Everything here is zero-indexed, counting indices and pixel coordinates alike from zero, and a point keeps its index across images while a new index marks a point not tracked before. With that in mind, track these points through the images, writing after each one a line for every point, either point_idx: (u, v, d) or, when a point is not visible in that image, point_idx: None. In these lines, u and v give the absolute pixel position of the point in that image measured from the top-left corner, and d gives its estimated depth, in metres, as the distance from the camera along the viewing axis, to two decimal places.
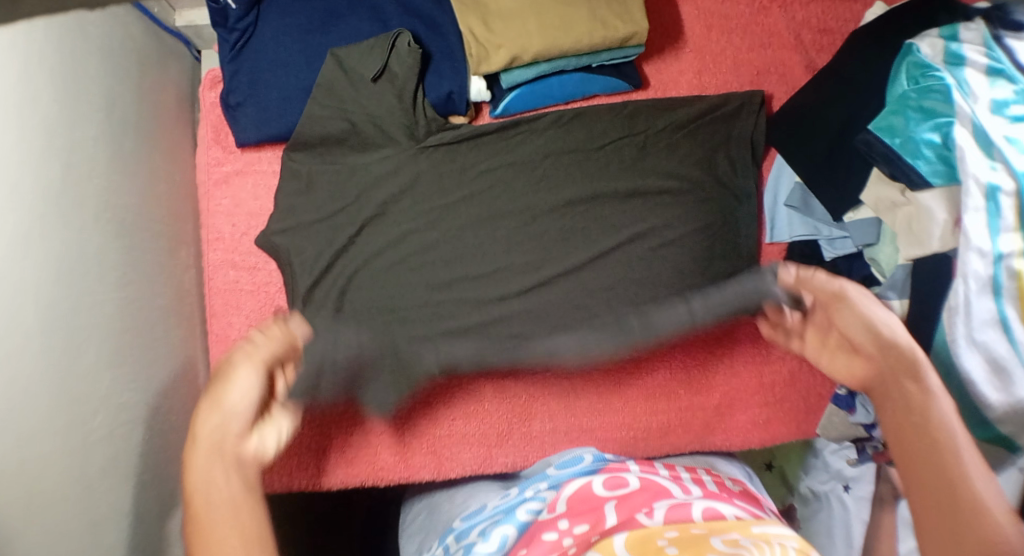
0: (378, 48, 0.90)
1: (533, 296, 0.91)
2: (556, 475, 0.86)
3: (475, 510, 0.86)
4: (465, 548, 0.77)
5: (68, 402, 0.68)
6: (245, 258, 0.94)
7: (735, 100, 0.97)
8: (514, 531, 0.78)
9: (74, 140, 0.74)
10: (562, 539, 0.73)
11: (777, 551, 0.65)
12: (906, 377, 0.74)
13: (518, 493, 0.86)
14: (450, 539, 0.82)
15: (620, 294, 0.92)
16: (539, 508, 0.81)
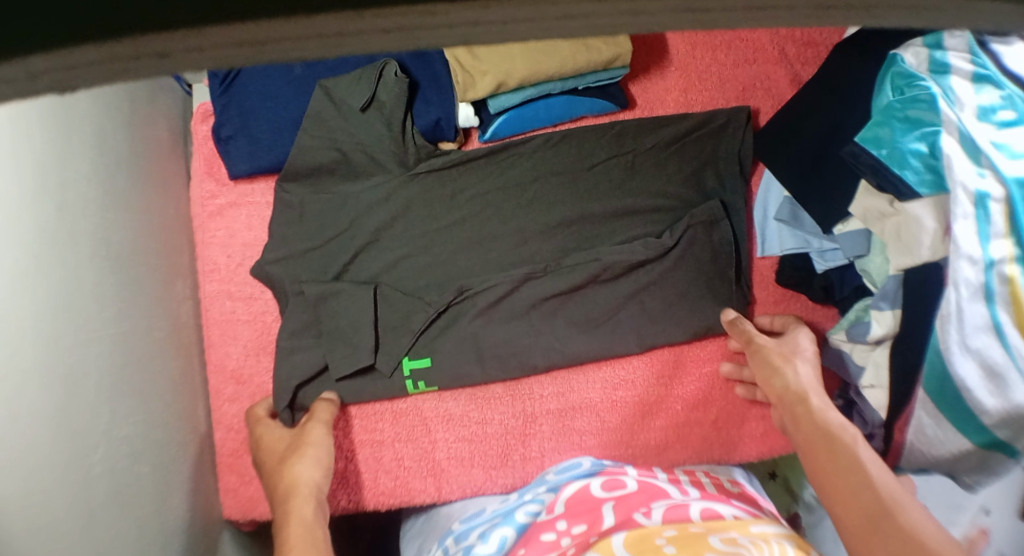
0: (362, 77, 0.91)
1: (527, 317, 0.92)
2: (554, 479, 0.87)
3: (475, 513, 0.87)
4: (463, 551, 0.77)
5: (68, 437, 0.69)
6: (241, 288, 0.95)
7: (722, 116, 0.99)
8: (513, 532, 0.78)
9: (68, 178, 0.75)
10: (560, 539, 0.73)
11: (775, 549, 0.65)
12: (809, 404, 0.83)
13: (518, 499, 0.86)
14: (449, 541, 0.82)
15: (611, 312, 0.93)
16: (538, 510, 0.81)
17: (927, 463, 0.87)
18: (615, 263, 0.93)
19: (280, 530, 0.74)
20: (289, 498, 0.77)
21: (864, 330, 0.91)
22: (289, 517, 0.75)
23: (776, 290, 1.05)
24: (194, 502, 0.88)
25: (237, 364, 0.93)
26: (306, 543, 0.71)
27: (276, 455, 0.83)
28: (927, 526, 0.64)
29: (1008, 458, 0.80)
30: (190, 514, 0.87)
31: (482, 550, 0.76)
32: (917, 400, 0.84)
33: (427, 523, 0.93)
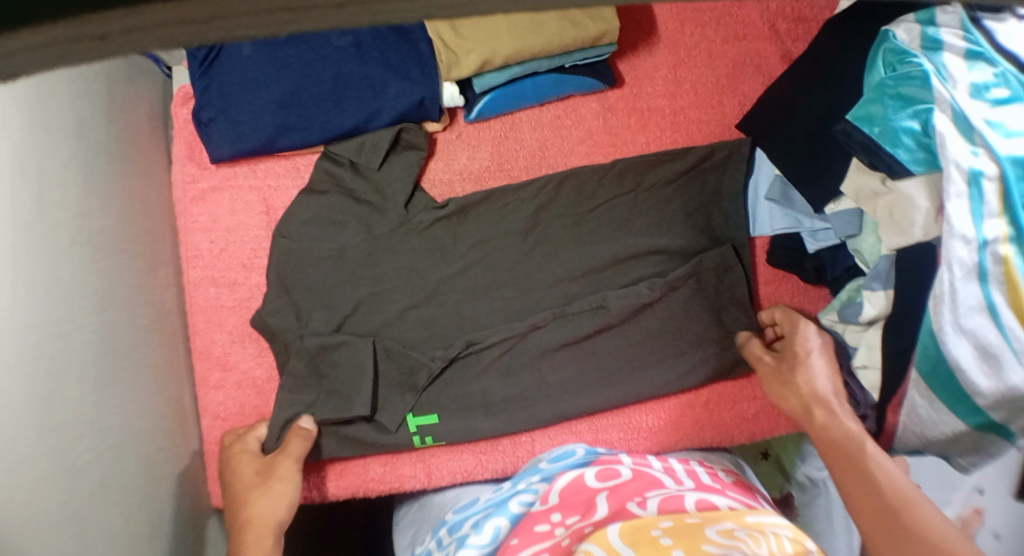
0: (375, 143, 0.91)
1: (529, 339, 0.90)
2: (548, 468, 0.85)
3: (469, 503, 0.86)
4: (457, 541, 0.77)
5: (50, 430, 0.68)
6: (225, 274, 0.93)
7: (724, 149, 0.94)
8: (506, 523, 0.78)
9: (46, 166, 0.74)
10: (555, 530, 0.73)
11: (772, 542, 0.65)
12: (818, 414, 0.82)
13: (511, 487, 0.85)
14: (443, 532, 0.82)
15: (624, 359, 0.91)
16: (531, 500, 0.81)
17: (918, 445, 0.86)
18: (623, 307, 0.91)
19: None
20: (248, 532, 0.80)
21: (856, 311, 0.89)
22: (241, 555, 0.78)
23: (767, 271, 1.03)
24: (182, 491, 0.87)
25: (222, 351, 0.92)
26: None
27: (242, 481, 0.84)
28: (936, 519, 0.68)
29: (1003, 439, 0.80)
30: (178, 504, 0.86)
31: (476, 542, 0.75)
32: (911, 380, 0.83)
33: (420, 512, 0.92)
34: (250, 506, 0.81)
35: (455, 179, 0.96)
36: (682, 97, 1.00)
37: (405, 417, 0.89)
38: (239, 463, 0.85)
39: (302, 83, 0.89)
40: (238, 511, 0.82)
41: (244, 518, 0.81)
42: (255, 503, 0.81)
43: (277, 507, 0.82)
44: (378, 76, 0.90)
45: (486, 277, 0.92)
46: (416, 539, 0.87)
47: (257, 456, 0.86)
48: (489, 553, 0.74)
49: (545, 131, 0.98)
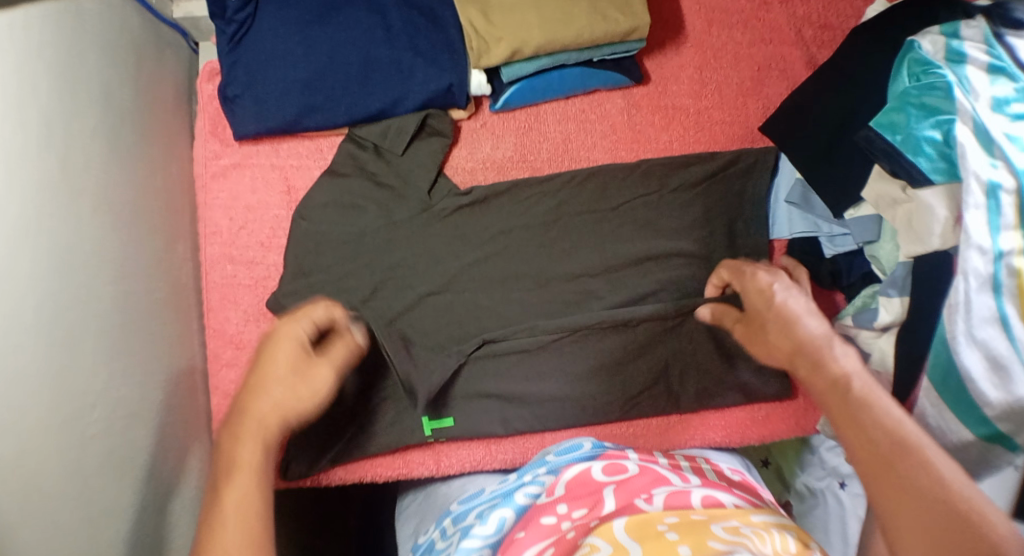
0: (400, 127, 0.91)
1: (553, 343, 0.90)
2: (555, 460, 0.84)
3: (474, 494, 0.85)
4: (461, 531, 0.77)
5: (63, 396, 0.68)
6: (243, 252, 0.93)
7: (749, 156, 0.95)
8: (512, 514, 0.77)
9: (74, 130, 0.74)
10: (561, 523, 0.72)
11: (776, 540, 0.66)
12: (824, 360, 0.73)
13: (517, 479, 0.84)
14: (447, 522, 0.82)
15: (638, 365, 0.91)
16: (537, 492, 0.80)
17: None
18: (642, 331, 0.91)
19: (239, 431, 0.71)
20: (249, 421, 0.72)
21: (871, 316, 0.89)
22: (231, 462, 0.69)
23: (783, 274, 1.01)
24: (189, 468, 0.86)
25: (237, 330, 0.91)
26: (246, 504, 0.66)
27: (272, 366, 0.75)
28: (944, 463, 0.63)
29: (1009, 452, 0.80)
30: (186, 480, 0.85)
31: (480, 532, 0.75)
32: (921, 388, 0.83)
33: (424, 501, 0.92)
34: (263, 397, 0.73)
35: (477, 167, 0.96)
36: (706, 97, 0.99)
37: (422, 421, 0.89)
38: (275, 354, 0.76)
39: (331, 63, 0.89)
40: (244, 396, 0.74)
41: (253, 405, 0.72)
42: (267, 395, 0.73)
43: (292, 405, 0.74)
44: (407, 60, 0.90)
45: (504, 267, 0.92)
46: (420, 529, 0.87)
47: (304, 343, 0.77)
48: (492, 544, 0.74)
49: (568, 124, 0.97)
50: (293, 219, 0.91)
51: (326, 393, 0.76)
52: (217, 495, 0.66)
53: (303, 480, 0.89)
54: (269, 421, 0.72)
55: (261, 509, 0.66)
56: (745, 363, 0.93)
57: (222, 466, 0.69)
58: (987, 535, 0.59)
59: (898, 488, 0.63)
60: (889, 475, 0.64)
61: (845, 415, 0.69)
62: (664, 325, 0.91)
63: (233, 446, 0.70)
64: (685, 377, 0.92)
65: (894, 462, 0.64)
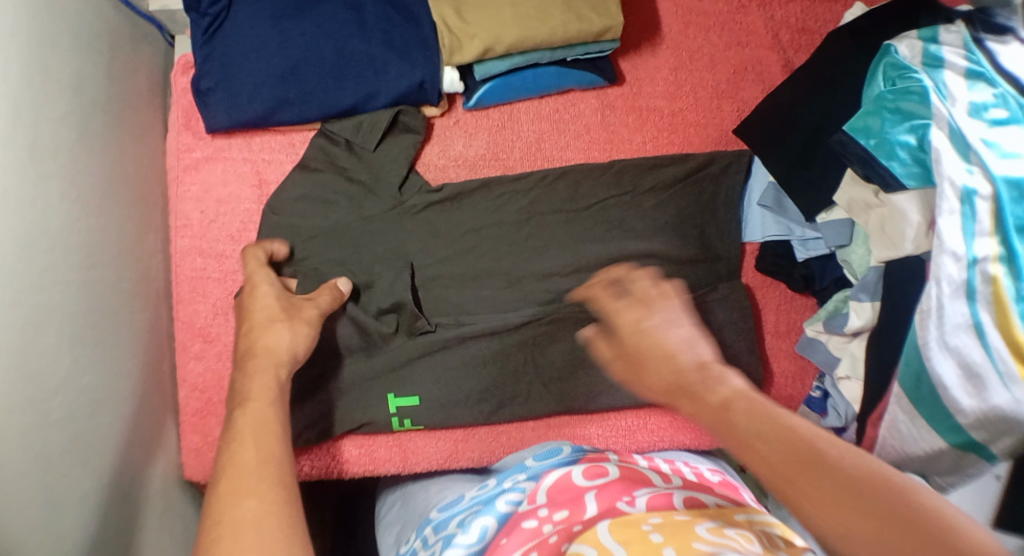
0: (373, 123, 0.90)
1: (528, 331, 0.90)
2: (535, 466, 0.84)
3: (455, 500, 0.85)
4: (444, 540, 0.77)
5: (20, 383, 0.68)
6: (213, 245, 0.91)
7: (722, 159, 0.94)
8: (494, 522, 0.76)
9: (43, 117, 0.74)
10: (542, 526, 0.72)
11: (764, 541, 0.65)
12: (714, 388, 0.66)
13: (496, 485, 0.84)
14: (428, 530, 0.81)
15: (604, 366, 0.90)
16: (518, 499, 0.79)
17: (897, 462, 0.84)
18: None
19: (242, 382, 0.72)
20: (257, 358, 0.75)
21: (841, 322, 0.89)
22: (241, 403, 0.70)
23: (755, 277, 0.99)
24: (153, 459, 0.86)
25: (206, 322, 0.91)
26: (261, 426, 0.67)
27: (255, 314, 0.80)
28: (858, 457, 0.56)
29: (986, 462, 0.77)
30: (149, 473, 0.85)
31: (462, 542, 0.74)
32: (893, 395, 0.82)
33: (403, 508, 0.92)
34: (260, 336, 0.77)
35: (449, 164, 0.94)
36: (681, 99, 0.97)
37: (386, 399, 0.89)
38: (255, 296, 0.81)
39: (304, 57, 0.88)
40: (246, 342, 0.77)
41: (252, 349, 0.76)
42: (263, 336, 0.77)
43: (290, 343, 0.78)
44: (380, 56, 0.89)
45: (476, 265, 0.92)
46: (401, 539, 0.87)
47: (280, 292, 0.83)
48: (475, 553, 0.74)
49: (542, 123, 0.95)
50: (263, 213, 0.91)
51: (314, 329, 0.81)
52: (235, 429, 0.67)
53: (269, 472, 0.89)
54: (269, 353, 0.76)
55: (278, 438, 0.67)
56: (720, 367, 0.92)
57: (235, 399, 0.71)
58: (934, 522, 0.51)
59: (826, 496, 0.54)
60: (812, 487, 0.55)
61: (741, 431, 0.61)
62: None
63: (245, 378, 0.73)
64: None
65: (817, 468, 0.56)
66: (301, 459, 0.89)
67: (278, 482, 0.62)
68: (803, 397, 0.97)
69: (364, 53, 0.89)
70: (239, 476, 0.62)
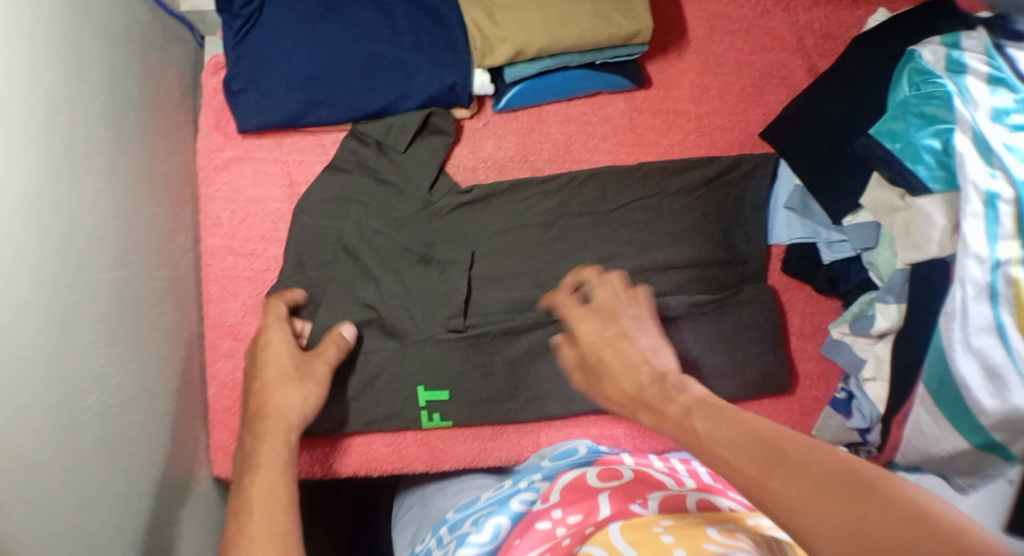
0: (403, 125, 0.91)
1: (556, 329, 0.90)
2: (550, 466, 0.86)
3: (469, 502, 0.87)
4: (457, 539, 0.79)
5: (56, 380, 0.68)
6: (243, 244, 0.92)
7: (750, 161, 0.95)
8: (506, 521, 0.79)
9: (79, 117, 0.75)
10: (555, 528, 0.74)
11: (773, 545, 0.65)
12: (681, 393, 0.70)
13: (512, 485, 0.86)
14: (444, 530, 0.83)
15: None
16: (532, 499, 0.81)
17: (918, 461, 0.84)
18: None
19: (253, 449, 0.76)
20: (268, 421, 0.78)
21: (867, 324, 0.89)
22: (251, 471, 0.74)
23: (779, 280, 0.99)
24: (182, 458, 0.86)
25: (235, 321, 0.91)
26: (270, 493, 0.71)
27: (267, 372, 0.82)
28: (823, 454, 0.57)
29: (1005, 462, 0.76)
30: (179, 471, 0.85)
31: (476, 541, 0.77)
32: (917, 396, 0.82)
33: (421, 510, 0.94)
34: (271, 397, 0.80)
35: (478, 166, 0.95)
36: (707, 102, 0.98)
37: (416, 391, 0.89)
38: (269, 354, 0.83)
39: (333, 59, 0.89)
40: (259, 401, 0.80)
41: (261, 412, 0.79)
42: (277, 395, 0.80)
43: (303, 406, 0.80)
44: (410, 59, 0.90)
45: (505, 266, 0.92)
46: (417, 537, 0.89)
47: (291, 343, 0.84)
48: (488, 552, 0.76)
49: (571, 126, 0.96)
50: (295, 213, 0.92)
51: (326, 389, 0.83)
52: (244, 494, 0.71)
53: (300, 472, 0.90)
54: (280, 416, 0.79)
55: (287, 493, 0.72)
56: (745, 365, 0.92)
57: (245, 462, 0.75)
58: (898, 502, 0.51)
59: (790, 489, 0.55)
60: (778, 483, 0.56)
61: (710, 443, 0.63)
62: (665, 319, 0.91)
63: (255, 443, 0.77)
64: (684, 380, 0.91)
65: (781, 464, 0.57)
66: (328, 460, 0.90)
67: (283, 544, 0.67)
68: (827, 399, 0.97)
69: (393, 55, 0.90)
70: (249, 541, 0.67)
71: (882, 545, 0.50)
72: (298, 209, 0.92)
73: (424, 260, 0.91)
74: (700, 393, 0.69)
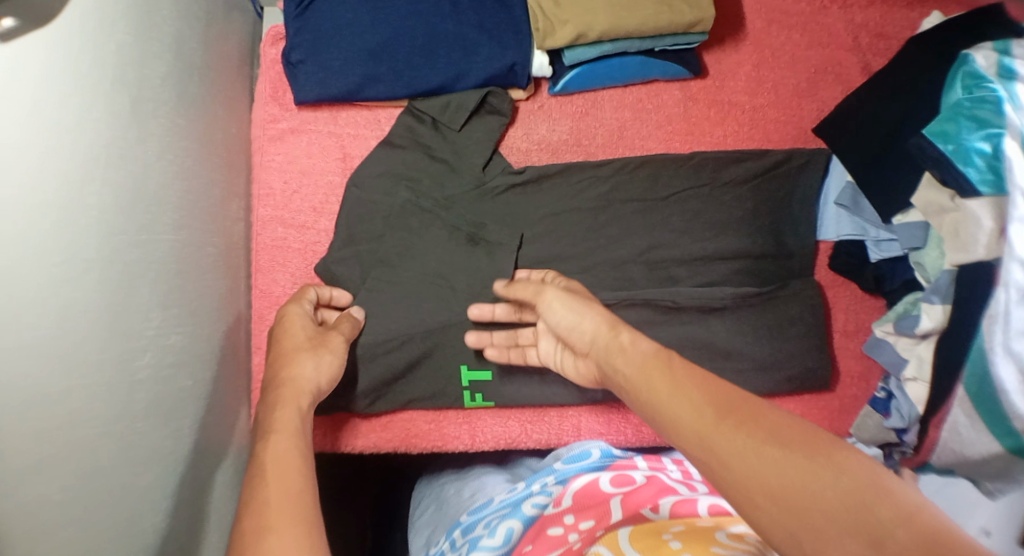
0: (461, 104, 0.91)
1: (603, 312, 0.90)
2: (563, 470, 0.86)
3: (483, 504, 0.85)
4: (471, 541, 0.78)
5: (117, 337, 0.67)
6: (295, 216, 0.93)
7: (801, 156, 0.95)
8: (519, 524, 0.78)
9: (145, 76, 0.74)
10: (568, 534, 0.73)
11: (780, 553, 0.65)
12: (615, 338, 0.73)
13: (525, 487, 0.86)
14: (458, 532, 0.82)
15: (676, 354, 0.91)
16: (544, 502, 0.82)
17: (951, 462, 0.87)
18: (691, 303, 0.91)
19: (267, 419, 0.70)
20: (283, 389, 0.73)
21: (912, 323, 0.89)
22: (262, 446, 0.66)
23: (827, 276, 1.01)
24: (227, 426, 0.86)
25: (284, 292, 0.91)
26: (284, 460, 0.65)
27: (291, 340, 0.79)
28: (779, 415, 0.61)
29: None
30: (224, 438, 0.85)
31: (489, 543, 0.76)
32: (955, 398, 0.84)
33: (437, 512, 0.94)
34: (293, 366, 0.76)
35: (532, 148, 0.96)
36: (762, 95, 0.99)
37: (459, 371, 0.89)
38: (289, 325, 0.80)
39: (396, 34, 0.89)
40: (277, 371, 0.76)
41: (280, 383, 0.74)
42: (297, 362, 0.76)
43: (318, 374, 0.76)
44: (472, 37, 0.90)
45: (555, 248, 0.92)
46: (432, 540, 0.89)
47: (308, 318, 0.82)
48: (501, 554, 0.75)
49: (625, 112, 0.97)
50: (347, 187, 0.92)
51: (341, 360, 0.80)
52: (259, 462, 0.65)
53: (339, 444, 0.90)
54: (296, 382, 0.74)
55: (302, 470, 0.64)
56: (789, 359, 0.92)
57: (261, 430, 0.69)
58: (848, 465, 0.55)
59: (745, 438, 0.59)
60: (733, 431, 0.60)
61: (661, 386, 0.66)
62: (712, 308, 0.91)
63: (269, 414, 0.71)
64: (727, 369, 0.91)
65: (741, 415, 0.61)
66: (366, 433, 0.91)
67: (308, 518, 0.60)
68: (867, 398, 0.98)
69: (455, 32, 0.90)
70: (266, 512, 0.59)
71: (826, 498, 0.54)
72: (351, 182, 0.92)
73: (471, 240, 0.91)
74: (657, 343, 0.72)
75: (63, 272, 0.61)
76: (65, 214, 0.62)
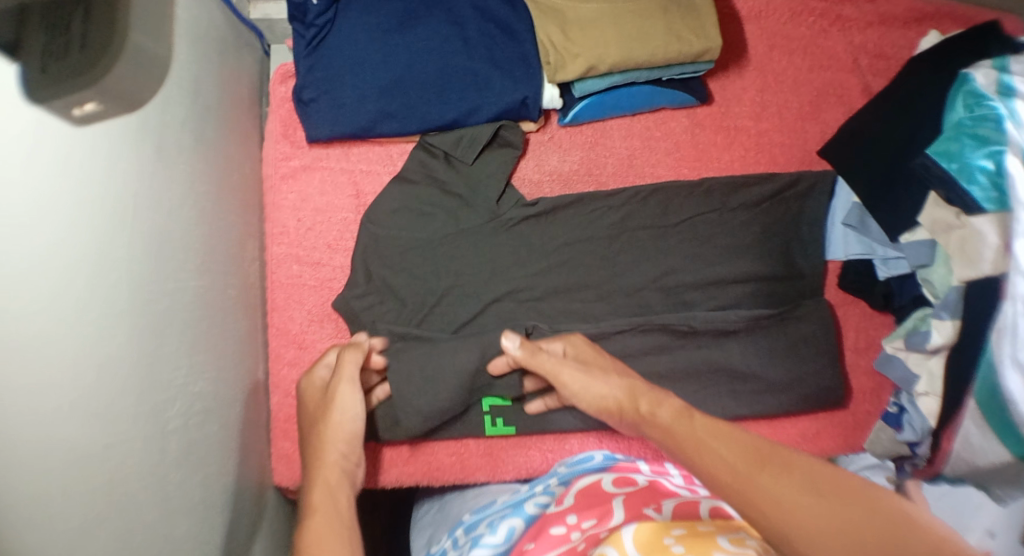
0: (474, 137, 0.92)
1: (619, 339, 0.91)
2: (566, 472, 0.87)
3: (487, 504, 0.86)
4: (472, 540, 0.78)
5: (148, 390, 0.67)
6: (310, 253, 0.93)
7: (808, 179, 0.97)
8: (521, 523, 0.78)
9: (167, 122, 0.74)
10: (571, 534, 0.71)
11: None
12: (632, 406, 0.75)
13: (529, 490, 0.86)
14: (460, 532, 0.83)
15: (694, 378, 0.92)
16: (546, 502, 0.81)
17: (961, 471, 0.86)
18: (705, 327, 0.92)
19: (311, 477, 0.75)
20: (319, 448, 0.77)
21: (922, 339, 0.90)
22: (310, 504, 0.71)
23: (836, 295, 1.03)
24: (251, 468, 0.85)
25: (300, 329, 0.92)
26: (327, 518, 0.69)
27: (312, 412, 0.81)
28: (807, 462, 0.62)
29: None
30: (248, 480, 0.84)
31: (490, 542, 0.76)
32: (967, 410, 0.84)
33: (438, 513, 0.94)
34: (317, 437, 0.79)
35: (544, 179, 0.97)
36: (766, 119, 1.01)
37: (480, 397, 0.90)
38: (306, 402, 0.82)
39: (408, 71, 0.90)
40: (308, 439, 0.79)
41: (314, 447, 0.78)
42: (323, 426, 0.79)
43: (348, 417, 0.79)
44: (484, 72, 0.91)
45: (570, 278, 0.92)
46: (433, 541, 0.89)
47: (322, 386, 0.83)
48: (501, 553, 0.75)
49: (634, 140, 0.98)
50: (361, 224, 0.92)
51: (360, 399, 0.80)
52: (305, 521, 0.69)
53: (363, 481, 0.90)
54: (337, 436, 0.78)
55: (345, 526, 0.68)
56: (804, 379, 0.93)
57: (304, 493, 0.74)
58: (882, 504, 0.57)
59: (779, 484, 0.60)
60: (765, 477, 0.61)
61: (691, 443, 0.67)
62: (726, 332, 0.92)
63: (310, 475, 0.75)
64: (742, 391, 0.93)
65: (772, 464, 0.62)
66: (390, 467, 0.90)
67: None
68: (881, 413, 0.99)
69: (465, 67, 0.91)
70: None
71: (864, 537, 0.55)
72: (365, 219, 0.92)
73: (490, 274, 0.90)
74: (676, 403, 0.74)
75: (97, 329, 0.61)
76: (100, 270, 0.62)
